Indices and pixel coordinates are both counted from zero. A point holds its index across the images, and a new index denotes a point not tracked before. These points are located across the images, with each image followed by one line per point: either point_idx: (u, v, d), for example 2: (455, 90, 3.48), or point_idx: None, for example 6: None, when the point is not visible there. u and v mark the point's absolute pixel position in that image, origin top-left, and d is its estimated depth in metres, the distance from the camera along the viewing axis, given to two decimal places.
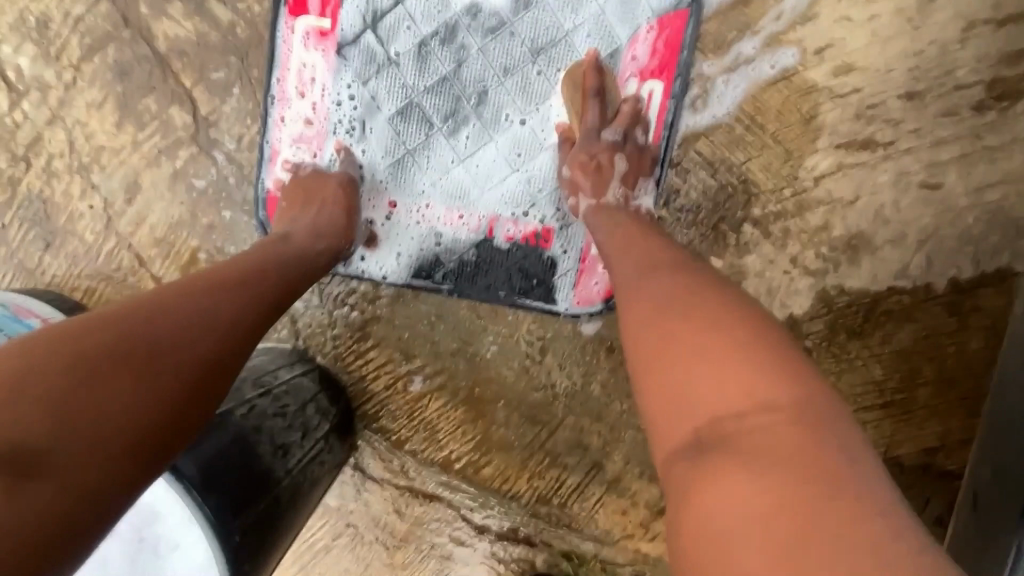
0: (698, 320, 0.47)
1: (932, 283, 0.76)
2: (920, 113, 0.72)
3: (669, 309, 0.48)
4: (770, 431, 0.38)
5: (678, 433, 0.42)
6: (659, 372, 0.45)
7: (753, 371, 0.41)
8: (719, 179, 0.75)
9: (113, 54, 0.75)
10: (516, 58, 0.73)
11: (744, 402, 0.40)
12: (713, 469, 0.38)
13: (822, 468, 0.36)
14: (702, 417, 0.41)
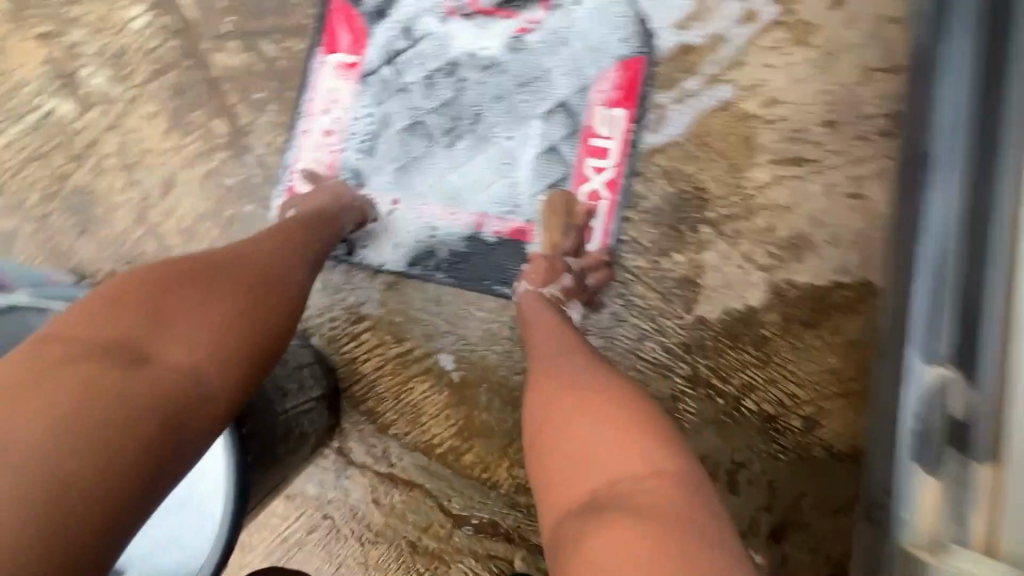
0: (579, 407, 0.51)
1: (870, 279, 0.86)
2: (838, 137, 0.88)
3: (578, 374, 0.55)
4: (651, 488, 0.45)
5: (564, 498, 0.47)
6: (550, 439, 0.51)
7: (643, 442, 0.47)
8: (677, 186, 0.88)
9: (174, 77, 0.91)
10: (505, 88, 0.89)
11: (613, 466, 0.46)
12: (588, 535, 0.43)
13: (675, 520, 0.42)
14: (575, 483, 0.47)
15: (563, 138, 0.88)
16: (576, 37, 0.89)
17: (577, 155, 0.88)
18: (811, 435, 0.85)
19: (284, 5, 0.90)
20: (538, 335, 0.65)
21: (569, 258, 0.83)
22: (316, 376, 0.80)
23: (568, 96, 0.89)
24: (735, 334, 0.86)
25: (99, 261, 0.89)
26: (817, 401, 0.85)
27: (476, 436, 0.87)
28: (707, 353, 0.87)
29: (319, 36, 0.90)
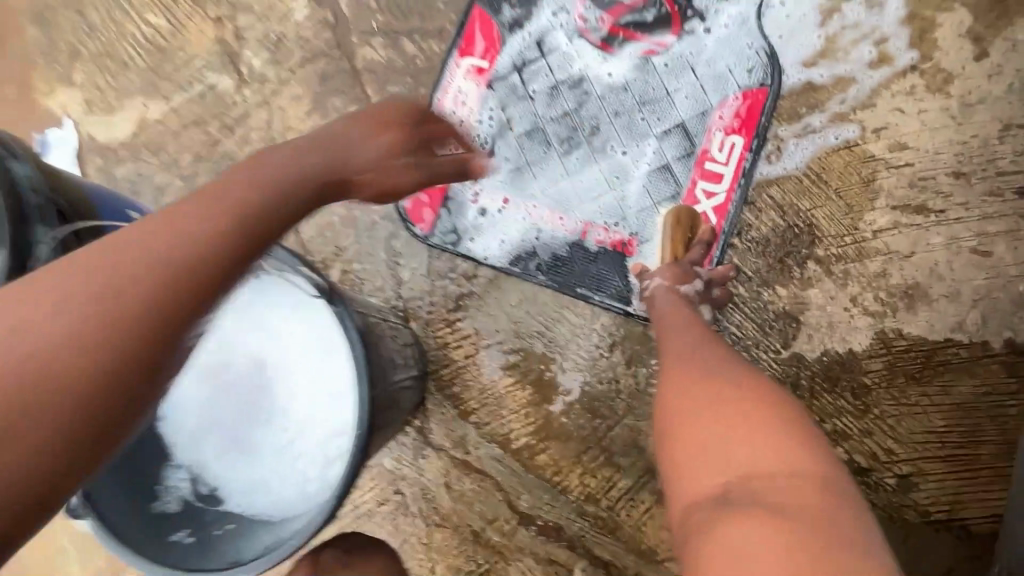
0: (712, 401, 0.51)
1: (989, 340, 0.81)
2: (968, 190, 0.84)
3: (710, 371, 0.55)
4: (790, 488, 0.43)
5: (692, 485, 0.47)
6: (680, 430, 0.51)
7: (776, 435, 0.46)
8: (788, 220, 0.87)
9: (322, 65, 1.00)
10: (626, 105, 0.92)
11: (750, 460, 0.46)
12: (721, 524, 0.42)
13: (810, 521, 0.40)
14: (706, 477, 0.46)
15: (677, 158, 0.90)
16: (702, 63, 0.91)
17: (689, 177, 0.89)
18: (905, 496, 0.80)
19: (429, 9, 0.97)
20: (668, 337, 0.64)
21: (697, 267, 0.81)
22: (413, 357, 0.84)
23: (687, 119, 0.91)
24: (833, 378, 0.84)
25: None
26: (915, 460, 0.81)
27: (552, 437, 0.88)
28: (800, 392, 0.84)
29: (457, 40, 0.96)
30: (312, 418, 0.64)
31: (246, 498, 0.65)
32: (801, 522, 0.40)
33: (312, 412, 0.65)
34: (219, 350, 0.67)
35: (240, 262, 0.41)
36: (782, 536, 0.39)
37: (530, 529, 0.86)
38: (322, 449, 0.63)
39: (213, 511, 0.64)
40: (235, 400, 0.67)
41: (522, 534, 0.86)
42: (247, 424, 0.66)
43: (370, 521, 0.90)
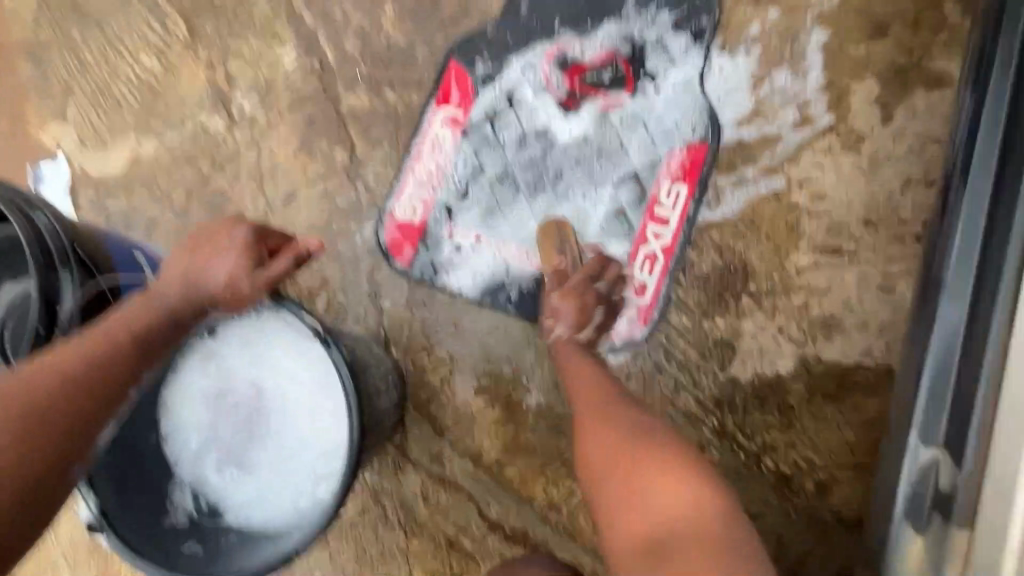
0: (631, 458, 0.75)
1: (892, 364, 0.95)
2: (875, 235, 0.99)
3: (624, 439, 0.78)
4: (686, 508, 0.69)
5: (635, 525, 0.70)
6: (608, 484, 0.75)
7: (667, 474, 0.72)
8: (726, 259, 1.00)
9: (310, 109, 1.08)
10: (586, 154, 1.03)
11: (667, 494, 0.70)
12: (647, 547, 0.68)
13: (706, 531, 0.66)
14: (645, 520, 0.69)
15: (631, 203, 1.02)
16: (653, 119, 1.03)
17: (640, 220, 1.01)
18: (822, 499, 0.93)
19: (410, 61, 1.07)
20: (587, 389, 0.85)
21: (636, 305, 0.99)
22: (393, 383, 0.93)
23: (639, 168, 1.03)
24: (763, 397, 0.96)
25: None
26: (830, 469, 0.94)
27: (519, 452, 0.98)
28: (736, 410, 0.97)
29: (434, 92, 1.06)
30: (306, 445, 0.74)
31: (243, 514, 0.74)
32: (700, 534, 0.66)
33: (307, 440, 0.74)
34: (228, 381, 0.76)
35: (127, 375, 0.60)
36: (698, 547, 0.65)
37: (499, 535, 0.96)
38: (314, 472, 0.73)
39: (213, 525, 0.74)
40: (238, 426, 0.75)
41: (491, 540, 0.96)
42: (247, 448, 0.75)
43: (353, 530, 0.99)
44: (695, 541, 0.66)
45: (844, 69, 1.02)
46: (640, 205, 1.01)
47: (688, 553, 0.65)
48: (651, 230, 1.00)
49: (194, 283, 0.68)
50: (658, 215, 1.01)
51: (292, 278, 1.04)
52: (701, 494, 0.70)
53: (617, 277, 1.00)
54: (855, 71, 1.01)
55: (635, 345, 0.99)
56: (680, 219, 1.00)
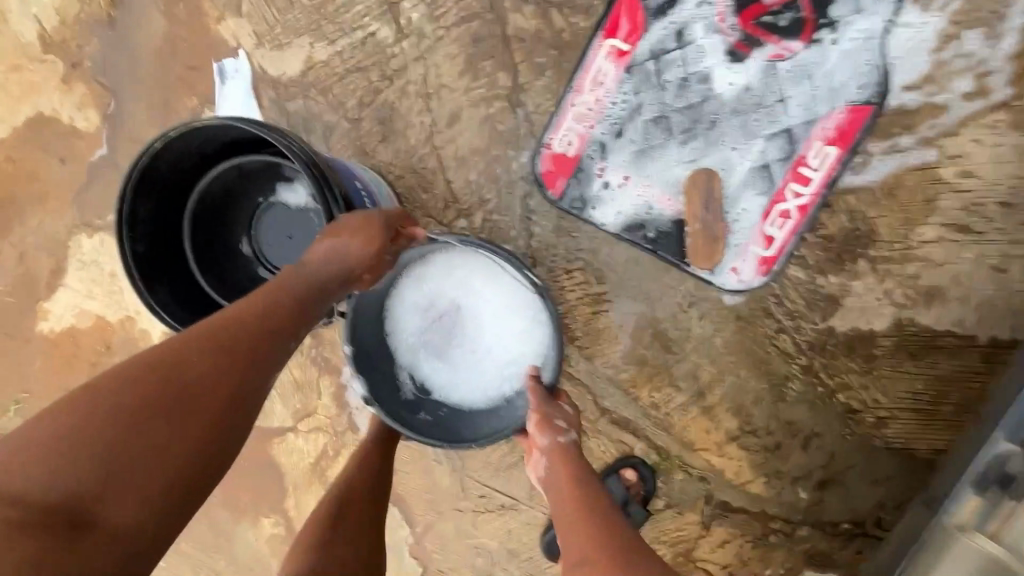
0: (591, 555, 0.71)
1: (978, 335, 1.08)
2: (1008, 218, 1.04)
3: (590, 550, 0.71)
4: None
5: None
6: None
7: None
8: (854, 223, 1.08)
9: (476, 27, 1.10)
10: (744, 104, 1.06)
11: None
12: None
13: None
14: None
15: (777, 160, 1.07)
16: (821, 74, 1.03)
17: (783, 178, 1.07)
18: (878, 430, 1.15)
19: None
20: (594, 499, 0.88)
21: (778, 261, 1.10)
22: None
23: (795, 125, 1.05)
24: (852, 347, 1.12)
25: (391, 164, 1.18)
26: (892, 408, 1.14)
27: (632, 362, 1.20)
28: (825, 354, 1.14)
29: (603, 21, 1.06)
30: (501, 352, 0.97)
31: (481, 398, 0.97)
32: None
33: (503, 349, 0.97)
34: (441, 297, 0.99)
35: (194, 371, 0.67)
36: None
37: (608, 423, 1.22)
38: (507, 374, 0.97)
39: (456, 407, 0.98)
40: (449, 332, 0.98)
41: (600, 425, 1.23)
42: (454, 349, 0.99)
43: None
44: None
45: None
46: (786, 162, 1.07)
47: None
48: (792, 189, 1.07)
49: (338, 253, 0.84)
50: (802, 174, 1.06)
51: (454, 195, 1.17)
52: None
53: (749, 229, 1.10)
54: None
55: (751, 290, 1.13)
56: (822, 181, 1.06)
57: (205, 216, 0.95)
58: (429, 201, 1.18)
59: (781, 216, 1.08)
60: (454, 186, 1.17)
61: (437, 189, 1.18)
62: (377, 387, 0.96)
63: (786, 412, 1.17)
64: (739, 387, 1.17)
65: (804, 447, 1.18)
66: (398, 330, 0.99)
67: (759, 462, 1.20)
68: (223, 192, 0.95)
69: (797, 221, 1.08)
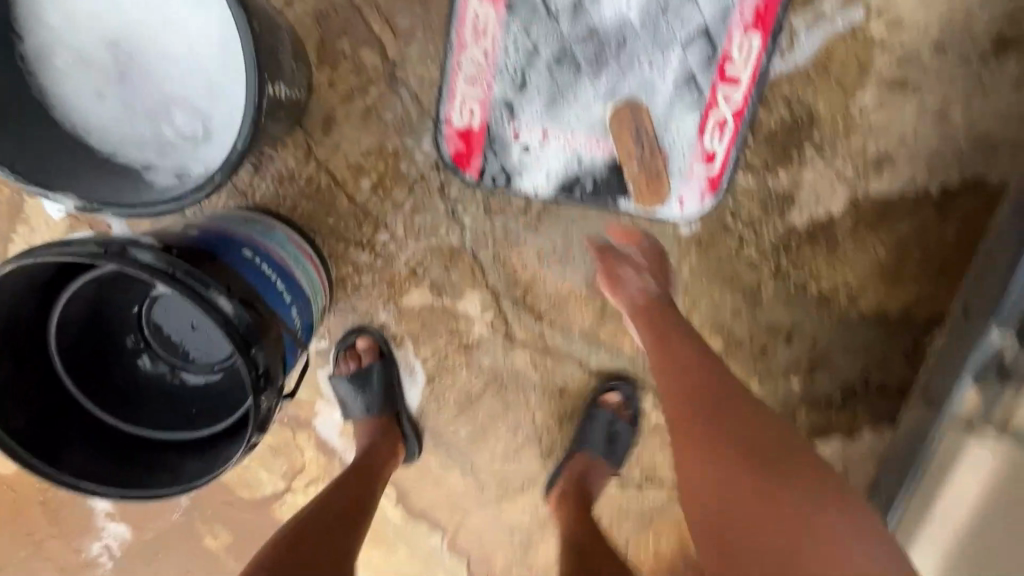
0: (713, 470, 0.74)
1: (931, 188, 1.06)
2: (942, 61, 0.97)
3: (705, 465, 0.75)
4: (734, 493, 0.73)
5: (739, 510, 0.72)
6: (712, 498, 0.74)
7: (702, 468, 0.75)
8: (793, 111, 0.99)
9: (315, 4, 0.89)
10: (650, 11, 0.91)
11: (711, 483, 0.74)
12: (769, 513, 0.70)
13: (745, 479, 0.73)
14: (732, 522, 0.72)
15: (700, 65, 0.95)
16: None
17: (710, 84, 0.96)
18: (853, 306, 1.15)
19: None
20: (692, 464, 0.76)
21: (729, 170, 1.01)
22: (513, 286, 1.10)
23: (709, 19, 0.92)
24: (813, 236, 1.09)
25: (277, 198, 1.00)
26: (862, 282, 1.13)
27: (606, 319, 1.14)
28: (789, 252, 1.11)
29: None
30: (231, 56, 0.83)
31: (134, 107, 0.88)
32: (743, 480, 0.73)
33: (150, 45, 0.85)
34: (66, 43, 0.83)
35: None
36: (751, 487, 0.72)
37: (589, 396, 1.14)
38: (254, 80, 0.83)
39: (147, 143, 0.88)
40: (186, 58, 0.86)
41: None
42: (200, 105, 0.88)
43: (477, 405, 1.20)
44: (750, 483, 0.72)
45: None
46: (711, 65, 0.95)
47: (771, 511, 0.70)
48: (724, 93, 0.96)
49: None
50: (730, 73, 0.95)
51: (365, 210, 1.02)
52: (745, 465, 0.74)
53: (689, 150, 1.00)
54: None
55: (705, 213, 1.05)
56: (753, 75, 0.95)
57: (90, 348, 0.80)
58: (337, 223, 1.02)
59: (719, 127, 0.98)
60: (359, 200, 1.01)
61: (341, 209, 1.02)
62: (87, 196, 0.81)
63: (766, 316, 1.16)
64: (715, 308, 1.14)
65: (788, 343, 1.18)
66: (95, 34, 0.84)
67: (750, 370, 1.20)
68: (92, 305, 0.80)
69: (739, 127, 0.98)
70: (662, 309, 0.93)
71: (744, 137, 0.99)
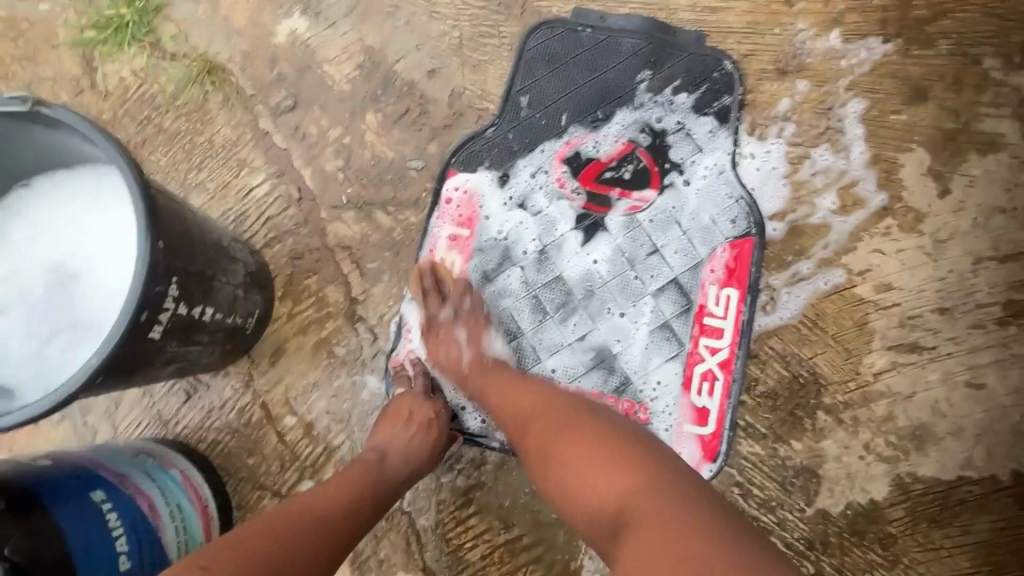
0: (569, 422, 0.65)
1: (998, 474, 0.83)
2: (954, 325, 0.87)
3: (576, 422, 0.64)
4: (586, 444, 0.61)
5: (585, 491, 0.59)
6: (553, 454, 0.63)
7: (590, 447, 0.61)
8: (791, 371, 0.87)
9: (291, 245, 0.93)
10: (617, 264, 0.91)
11: (592, 471, 0.59)
12: (584, 463, 0.60)
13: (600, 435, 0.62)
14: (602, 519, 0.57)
15: (676, 316, 0.89)
16: (686, 216, 0.91)
17: (689, 335, 0.88)
18: None
19: (402, 179, 0.94)
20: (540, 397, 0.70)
21: (726, 430, 0.85)
22: (459, 568, 0.84)
23: (679, 272, 0.90)
24: (858, 530, 0.83)
25: (200, 431, 0.88)
26: None
27: None
28: (830, 551, 0.83)
29: (434, 210, 0.93)
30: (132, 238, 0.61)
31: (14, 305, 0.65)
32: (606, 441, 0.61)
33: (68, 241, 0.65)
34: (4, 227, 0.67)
35: None
36: (607, 446, 0.60)
37: None
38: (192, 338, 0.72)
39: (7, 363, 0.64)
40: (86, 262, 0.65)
41: None
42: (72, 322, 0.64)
43: None
44: (613, 445, 0.60)
45: (889, 140, 0.92)
46: (687, 316, 0.88)
47: (610, 474, 0.58)
48: (706, 344, 0.87)
49: None
50: (709, 324, 0.88)
51: (291, 452, 0.87)
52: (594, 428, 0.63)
53: (673, 405, 0.86)
54: (902, 140, 0.92)
55: None
56: (736, 328, 0.87)
57: None
58: (258, 465, 0.87)
59: (705, 380, 0.86)
60: (289, 439, 0.88)
61: (266, 448, 0.88)
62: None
63: None
64: None
65: None
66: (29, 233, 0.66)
67: None
68: None
69: (729, 383, 0.86)
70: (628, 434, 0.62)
71: (736, 394, 0.86)
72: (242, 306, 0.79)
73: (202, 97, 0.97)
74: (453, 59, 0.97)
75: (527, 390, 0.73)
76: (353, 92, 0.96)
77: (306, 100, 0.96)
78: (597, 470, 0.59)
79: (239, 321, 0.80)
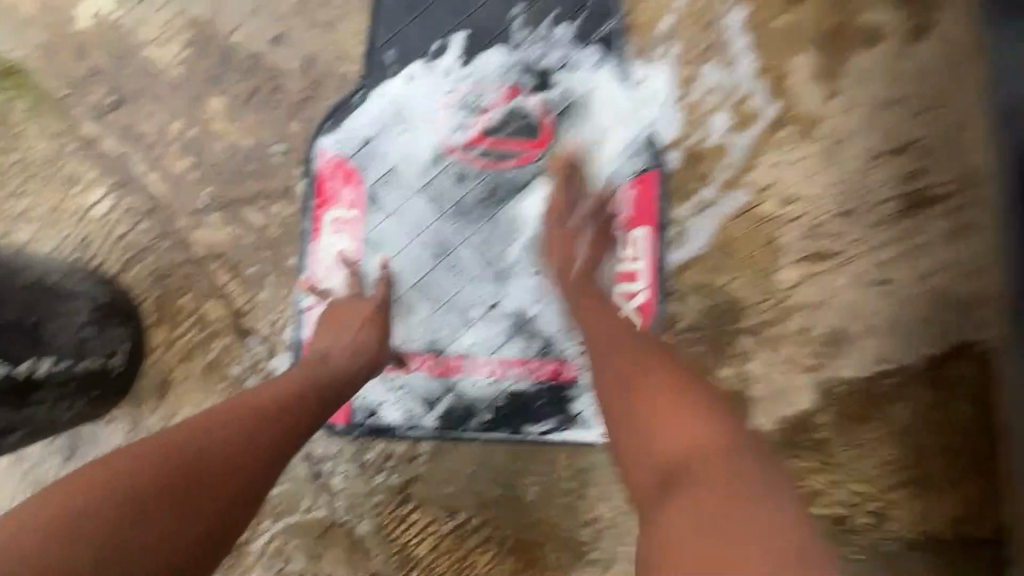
0: (680, 410, 0.64)
1: (911, 362, 0.86)
2: (857, 227, 0.88)
3: (664, 392, 0.66)
4: (697, 440, 0.61)
5: (671, 447, 0.62)
6: (638, 410, 0.65)
7: (694, 424, 0.62)
8: (710, 301, 0.86)
9: (152, 264, 0.81)
10: (521, 221, 0.84)
11: (696, 439, 0.61)
12: (648, 415, 0.65)
13: (705, 410, 0.64)
14: (677, 451, 0.61)
15: None
16: (585, 159, 0.86)
17: (606, 283, 0.85)
18: (881, 529, 0.84)
19: (266, 168, 0.83)
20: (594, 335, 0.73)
21: None
22: (409, 565, 0.80)
23: None
24: (792, 442, 0.85)
25: None
26: (881, 494, 0.85)
27: None
28: None
29: (311, 195, 0.83)
30: None
31: None
32: (707, 422, 0.63)
33: None
34: None
35: None
36: (703, 437, 0.61)
37: None
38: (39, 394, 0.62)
39: None
40: None
41: None
42: None
43: None
44: (692, 436, 0.61)
45: (776, 45, 0.88)
46: (600, 263, 0.85)
47: (722, 466, 0.59)
48: (621, 289, 0.85)
49: None
50: (624, 268, 0.85)
51: None
52: (682, 424, 0.63)
53: None
54: (788, 43, 0.88)
55: None
56: (650, 267, 0.85)
57: None
58: None
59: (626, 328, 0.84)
60: None
61: None
62: None
63: None
64: None
65: None
66: None
67: None
68: None
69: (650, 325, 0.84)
70: (685, 386, 0.66)
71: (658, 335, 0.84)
72: (97, 346, 0.69)
73: (5, 108, 0.81)
74: (297, 19, 0.84)
75: (614, 352, 0.70)
76: (189, 75, 0.83)
77: (133, 93, 0.82)
78: (662, 430, 0.63)
79: (99, 364, 0.69)
